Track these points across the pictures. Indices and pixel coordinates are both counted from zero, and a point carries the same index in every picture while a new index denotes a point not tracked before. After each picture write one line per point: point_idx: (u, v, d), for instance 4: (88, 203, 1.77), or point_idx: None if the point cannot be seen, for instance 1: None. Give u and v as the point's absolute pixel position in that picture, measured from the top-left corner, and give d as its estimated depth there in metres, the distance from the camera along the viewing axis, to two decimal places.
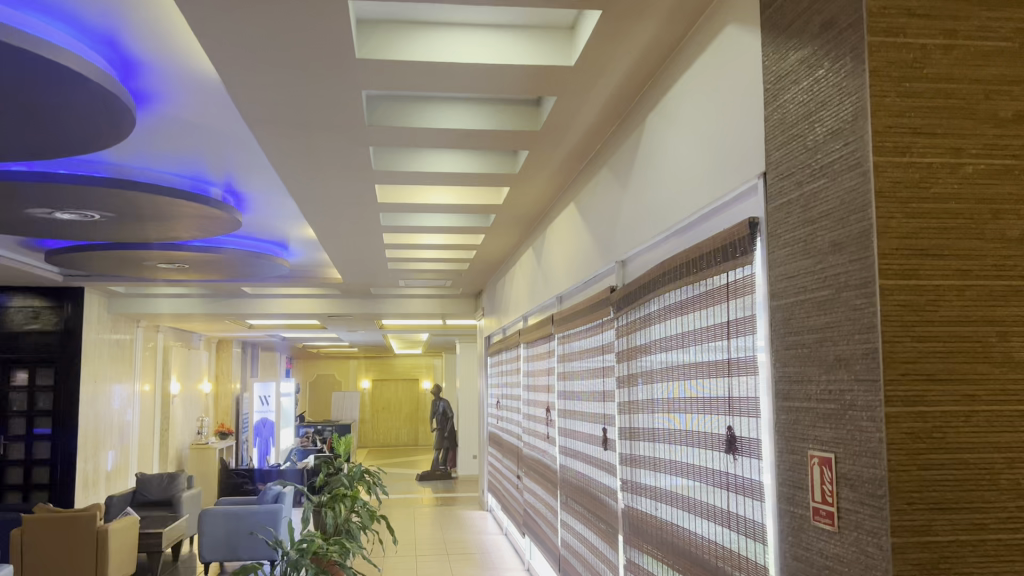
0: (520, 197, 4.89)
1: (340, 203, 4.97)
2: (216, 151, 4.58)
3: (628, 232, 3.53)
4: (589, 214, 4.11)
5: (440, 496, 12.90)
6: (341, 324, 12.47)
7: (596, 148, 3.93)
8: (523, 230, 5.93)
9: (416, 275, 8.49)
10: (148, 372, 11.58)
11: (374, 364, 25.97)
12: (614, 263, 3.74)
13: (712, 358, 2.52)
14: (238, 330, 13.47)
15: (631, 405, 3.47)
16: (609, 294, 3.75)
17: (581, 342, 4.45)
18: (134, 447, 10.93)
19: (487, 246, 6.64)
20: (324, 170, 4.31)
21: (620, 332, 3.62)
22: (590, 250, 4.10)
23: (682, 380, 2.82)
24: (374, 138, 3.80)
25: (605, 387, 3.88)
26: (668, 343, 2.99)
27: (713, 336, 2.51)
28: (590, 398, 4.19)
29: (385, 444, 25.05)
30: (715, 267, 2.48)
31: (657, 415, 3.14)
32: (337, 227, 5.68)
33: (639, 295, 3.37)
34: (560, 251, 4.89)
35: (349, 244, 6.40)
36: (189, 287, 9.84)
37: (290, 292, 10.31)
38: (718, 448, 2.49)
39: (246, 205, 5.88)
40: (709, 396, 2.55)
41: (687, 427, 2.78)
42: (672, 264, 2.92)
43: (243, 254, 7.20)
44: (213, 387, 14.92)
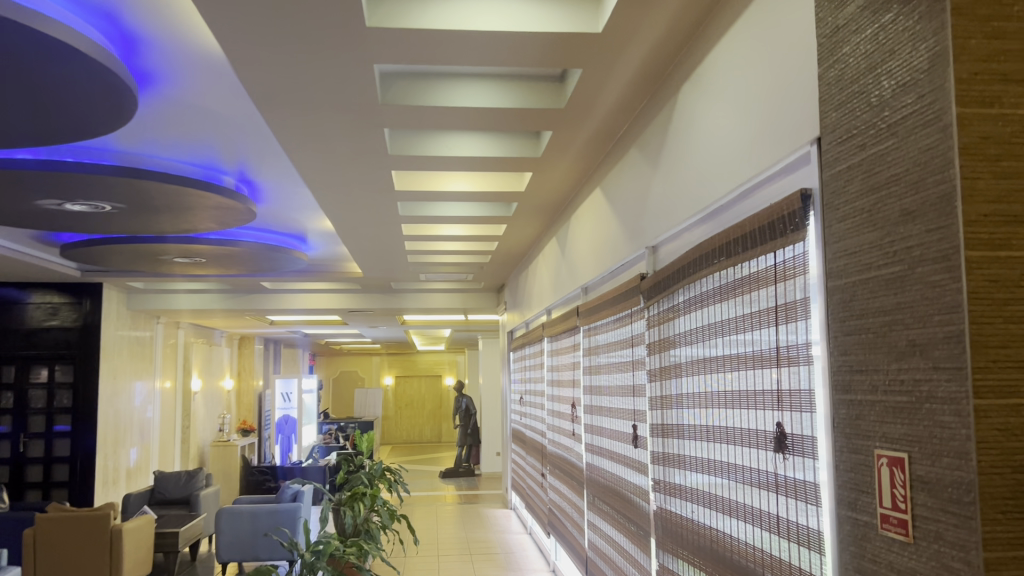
0: (542, 184, 4.67)
1: (355, 191, 4.78)
2: (226, 137, 4.41)
3: (659, 215, 3.30)
4: (617, 199, 3.88)
5: (463, 494, 12.72)
6: (363, 320, 12.33)
7: (623, 128, 3.70)
8: (547, 220, 5.70)
9: (437, 268, 8.30)
10: (168, 368, 11.50)
11: (396, 360, 25.87)
12: (644, 248, 3.50)
13: (758, 348, 2.28)
14: (259, 326, 13.35)
15: (664, 400, 3.25)
16: (638, 282, 3.52)
17: (608, 335, 4.23)
18: (155, 445, 10.85)
19: (509, 237, 6.44)
20: (338, 155, 4.11)
21: (652, 323, 3.39)
22: (618, 236, 3.86)
23: (722, 372, 2.59)
24: (388, 120, 3.60)
25: (635, 382, 3.66)
26: (705, 333, 2.76)
27: (758, 325, 2.28)
28: (618, 393, 3.96)
29: (409, 440, 24.96)
30: (760, 248, 2.25)
31: (693, 411, 2.91)
32: (354, 217, 5.49)
33: (673, 282, 3.13)
34: (586, 241, 4.66)
35: (366, 236, 6.21)
36: (209, 282, 9.71)
37: (312, 287, 10.14)
38: (764, 448, 2.26)
39: (261, 196, 5.71)
40: (754, 390, 2.32)
41: (727, 425, 2.55)
42: (709, 248, 2.69)
43: (259, 247, 7.04)
44: (235, 383, 14.84)
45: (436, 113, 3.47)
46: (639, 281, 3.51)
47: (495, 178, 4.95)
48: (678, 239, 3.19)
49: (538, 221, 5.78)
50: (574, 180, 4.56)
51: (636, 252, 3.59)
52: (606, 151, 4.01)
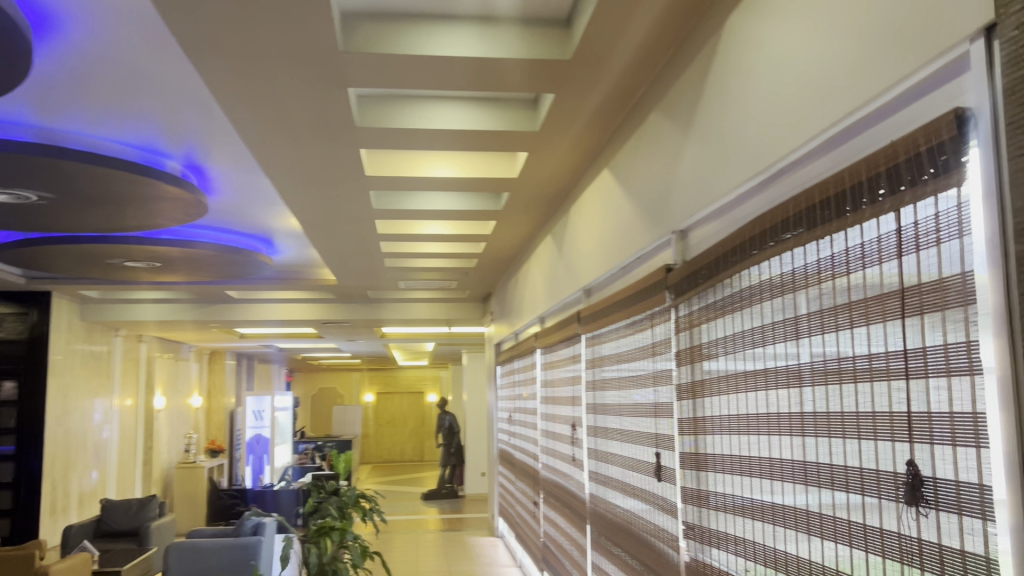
0: (538, 167, 4.00)
1: (319, 175, 4.10)
2: (163, 103, 3.71)
3: (690, 190, 2.64)
4: (631, 180, 3.22)
5: (446, 519, 11.96)
6: (340, 332, 11.60)
7: (640, 91, 3.06)
8: (542, 215, 5.03)
9: (418, 274, 7.61)
10: (129, 384, 10.70)
11: (377, 376, 25.11)
12: (669, 233, 2.83)
13: (862, 354, 1.61)
14: (230, 339, 12.57)
15: (697, 424, 2.58)
16: (663, 275, 2.85)
17: (619, 345, 3.56)
18: (112, 468, 10.02)
19: (498, 236, 5.76)
20: (296, 126, 3.43)
21: (682, 326, 2.71)
22: (632, 223, 3.19)
23: (796, 389, 1.91)
24: (354, 76, 2.93)
25: (657, 401, 2.98)
26: (765, 336, 2.08)
27: (863, 322, 1.61)
28: (634, 414, 3.29)
29: (390, 459, 24.18)
30: (868, 208, 1.59)
31: (744, 439, 2.22)
32: (321, 210, 4.78)
33: (711, 273, 2.47)
34: (589, 235, 4.00)
35: (337, 234, 5.50)
36: (171, 290, 8.95)
37: (283, 296, 9.39)
38: (868, 497, 1.58)
39: (213, 187, 5.00)
40: (852, 413, 1.65)
41: (802, 458, 1.87)
42: (772, 220, 2.02)
43: (219, 249, 6.31)
44: (204, 401, 14.01)
45: (412, 65, 2.81)
46: (663, 275, 2.83)
47: (484, 161, 4.25)
48: (717, 219, 2.53)
49: (532, 217, 5.11)
50: (576, 162, 3.90)
51: (659, 240, 2.92)
52: (619, 120, 3.34)
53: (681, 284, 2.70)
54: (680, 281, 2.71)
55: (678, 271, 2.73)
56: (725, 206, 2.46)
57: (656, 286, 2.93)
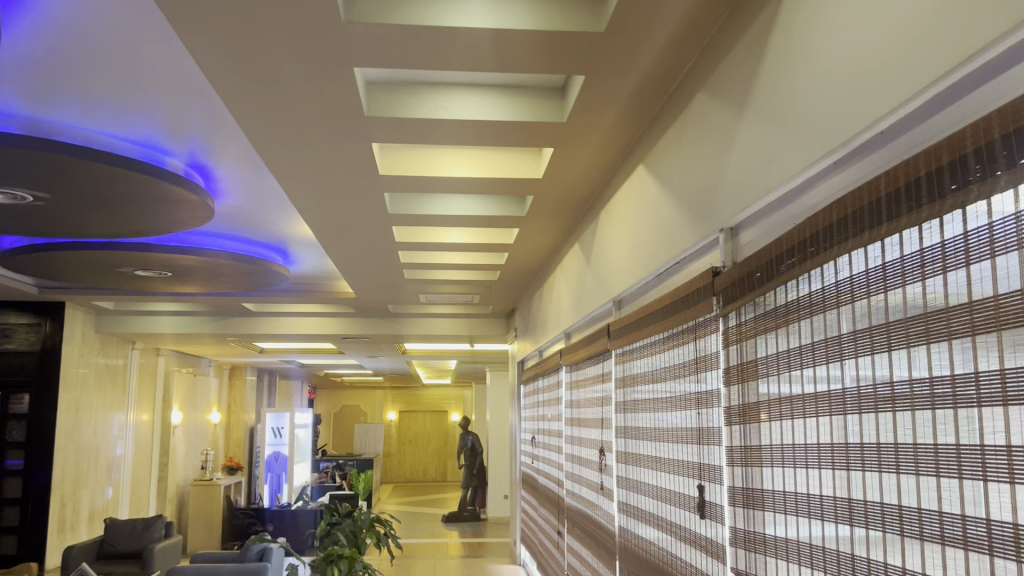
0: (565, 166, 3.65)
1: (328, 173, 3.79)
2: (158, 89, 3.42)
3: (741, 180, 2.29)
4: (671, 174, 2.85)
5: (468, 543, 11.56)
6: (360, 348, 11.30)
7: (682, 75, 2.72)
8: (569, 222, 4.68)
9: (439, 286, 7.29)
10: (146, 399, 10.47)
11: (401, 395, 24.85)
12: (715, 231, 2.47)
13: (964, 373, 1.31)
14: (249, 355, 12.33)
15: (749, 455, 2.19)
16: (707, 279, 2.48)
17: (654, 362, 3.19)
18: (126, 485, 9.75)
19: (522, 247, 5.42)
20: (299, 114, 3.12)
21: (730, 340, 2.34)
22: (672, 222, 2.82)
23: (886, 414, 1.53)
24: (359, 54, 2.61)
25: (700, 426, 2.60)
26: (841, 346, 1.71)
27: (970, 335, 1.30)
28: (673, 440, 2.90)
29: (412, 479, 23.85)
30: (1003, 178, 1.24)
31: (811, 472, 1.84)
32: (333, 213, 4.47)
33: (767, 275, 2.10)
34: (620, 241, 3.64)
35: (351, 242, 5.18)
36: (188, 302, 8.70)
37: (302, 309, 9.11)
38: (974, 556, 1.27)
39: (220, 190, 4.70)
40: (951, 448, 1.34)
41: (881, 501, 1.54)
42: (854, 202, 1.67)
43: (231, 258, 6.03)
44: (223, 417, 13.78)
45: (427, 39, 2.49)
46: (709, 279, 2.46)
47: (507, 159, 3.88)
48: (777, 211, 2.18)
49: (558, 225, 4.76)
50: (608, 159, 3.55)
51: (703, 240, 2.55)
52: (658, 110, 3.00)
53: (730, 290, 2.33)
54: (729, 286, 2.33)
55: (725, 274, 2.36)
56: (789, 194, 2.11)
57: (699, 293, 2.55)
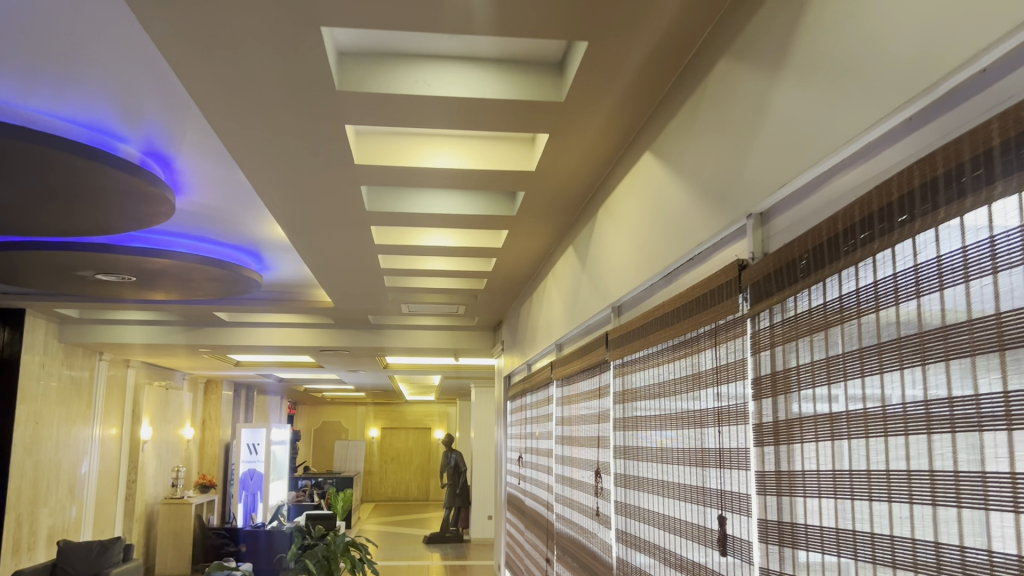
0: (562, 155, 3.29)
1: (299, 161, 3.41)
2: (106, 59, 3.04)
3: (775, 155, 1.92)
4: (687, 157, 2.47)
5: (450, 566, 11.12)
6: (340, 362, 10.88)
7: (701, 40, 2.37)
8: (563, 222, 4.32)
9: (422, 296, 6.91)
10: (114, 413, 10.00)
11: (383, 411, 24.38)
12: (743, 216, 2.08)
13: None
14: (224, 368, 11.89)
15: (786, 482, 1.79)
16: (730, 273, 2.10)
17: (661, 374, 2.79)
18: (90, 503, 9.24)
19: (511, 252, 5.06)
20: (263, 88, 2.75)
21: (762, 345, 1.94)
22: (688, 211, 2.43)
23: (998, 434, 1.14)
24: (329, 11, 2.25)
25: (720, 447, 2.21)
26: (922, 346, 1.31)
27: None
28: (686, 463, 2.50)
29: (394, 498, 23.37)
30: None
31: (875, 507, 1.44)
32: (306, 210, 4.09)
33: (810, 265, 1.72)
34: (621, 239, 3.26)
35: (327, 243, 4.80)
36: (157, 311, 8.27)
37: (278, 320, 8.70)
38: None
39: (181, 183, 4.30)
40: None
41: (982, 549, 1.16)
42: (939, 163, 1.29)
43: (198, 261, 5.63)
44: (197, 433, 13.28)
45: None
46: (735, 274, 2.07)
47: (497, 150, 3.52)
48: (826, 185, 1.78)
49: (551, 226, 4.40)
50: (609, 147, 3.20)
51: (725, 228, 2.16)
52: (671, 82, 2.63)
53: (766, 284, 1.93)
54: (764, 280, 1.94)
55: (756, 266, 1.97)
56: (842, 164, 1.72)
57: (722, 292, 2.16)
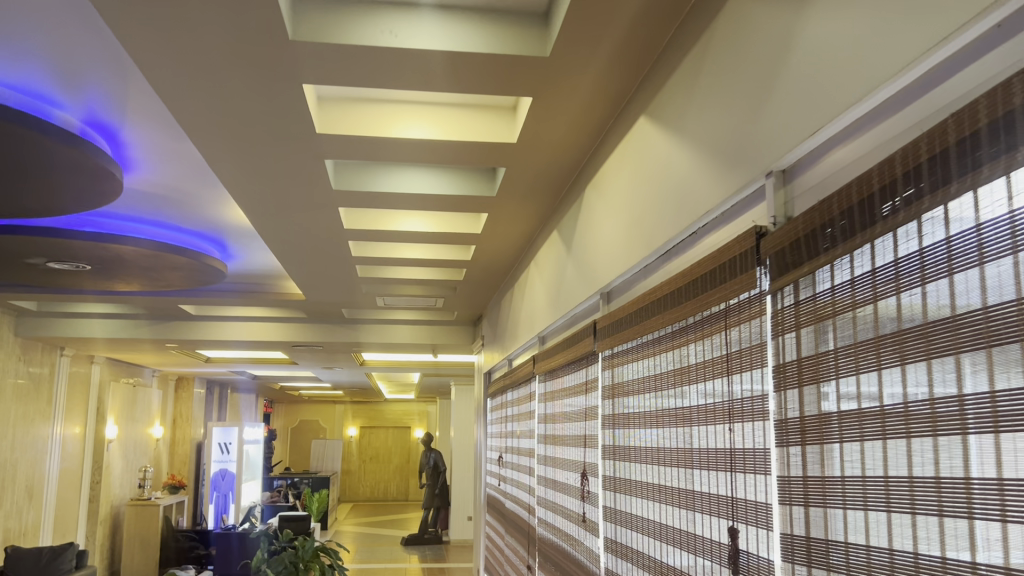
0: (547, 121, 2.95)
1: (256, 129, 3.07)
2: (35, 8, 2.68)
3: (803, 95, 1.60)
4: (694, 111, 2.13)
5: (428, 569, 10.80)
6: (314, 358, 10.52)
7: None
8: (547, 204, 3.99)
9: (398, 287, 6.57)
10: (76, 411, 9.57)
11: (362, 410, 23.98)
12: (763, 173, 1.74)
13: None
14: (195, 364, 11.47)
15: (816, 491, 1.46)
16: (745, 241, 1.77)
17: (657, 366, 2.46)
18: (50, 505, 8.83)
19: (492, 238, 4.74)
20: (207, 39, 2.40)
21: (787, 326, 1.61)
22: (694, 174, 2.09)
23: None
24: None
25: (730, 447, 1.88)
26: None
27: None
28: (687, 466, 2.17)
29: (372, 498, 23.03)
30: None
31: (944, 525, 1.12)
32: (267, 188, 3.75)
33: (852, 224, 1.39)
34: (613, 216, 2.94)
35: (293, 228, 4.45)
36: (120, 304, 7.86)
37: (248, 313, 8.32)
38: None
39: (129, 158, 3.93)
40: None
41: None
42: None
43: (156, 247, 5.25)
44: (167, 432, 12.84)
45: None
46: (753, 243, 1.74)
47: (475, 120, 3.18)
48: (876, 128, 1.44)
49: (533, 208, 4.08)
50: (603, 112, 2.86)
51: (740, 189, 1.83)
52: (676, 26, 2.29)
53: (792, 252, 1.60)
54: (790, 247, 1.61)
55: (779, 231, 1.64)
56: (899, 97, 1.37)
57: (736, 265, 1.83)
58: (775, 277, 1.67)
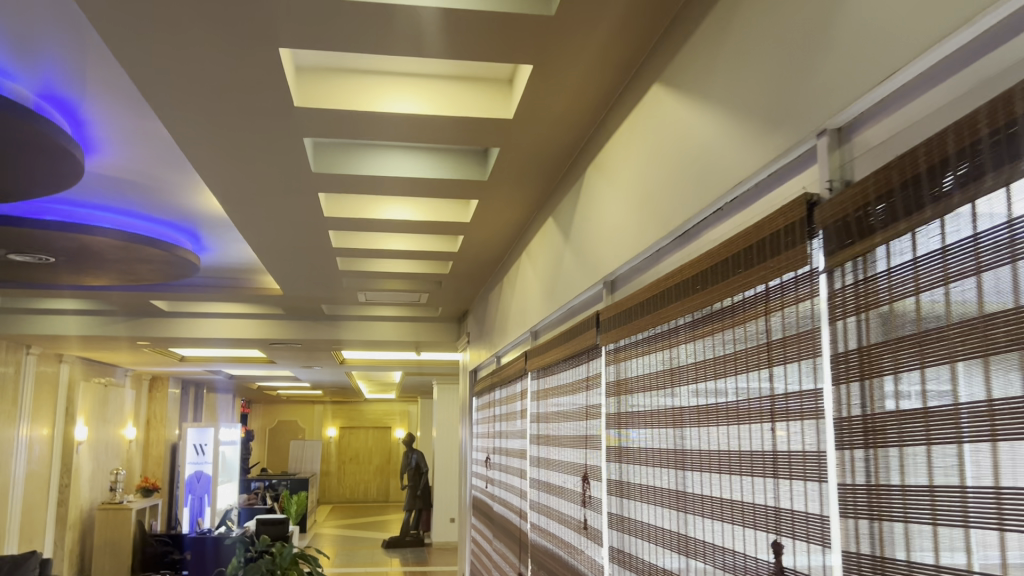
0: (549, 92, 2.70)
1: (228, 102, 2.80)
2: None
3: (866, 35, 1.35)
4: (724, 69, 1.88)
5: (411, 572, 10.55)
6: (292, 357, 10.20)
7: None
8: (542, 189, 3.75)
9: (381, 281, 6.31)
10: (44, 412, 9.20)
11: (341, 410, 23.64)
12: (814, 133, 1.49)
13: None
14: (169, 364, 11.12)
15: (890, 505, 1.22)
16: (795, 209, 1.52)
17: (673, 359, 2.22)
18: (17, 510, 8.47)
19: (481, 227, 4.49)
20: None
21: (852, 307, 1.34)
22: (724, 142, 1.84)
23: None
24: None
25: (770, 450, 1.64)
26: None
27: None
28: (714, 471, 1.92)
29: (352, 499, 22.74)
30: None
31: None
32: (243, 171, 3.48)
33: (941, 182, 1.14)
34: (619, 197, 2.69)
35: (270, 217, 4.19)
36: (89, 300, 7.52)
37: (224, 309, 8.00)
38: None
39: (90, 138, 3.65)
40: None
41: None
42: None
43: (124, 238, 4.95)
44: (140, 433, 12.46)
45: None
46: (802, 212, 1.49)
47: (467, 94, 2.92)
48: (971, 66, 1.19)
49: (527, 193, 3.84)
50: (611, 79, 2.60)
51: (784, 153, 1.58)
52: None
53: (856, 217, 1.34)
54: (854, 213, 1.34)
55: (839, 197, 1.38)
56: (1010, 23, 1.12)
57: (778, 240, 1.59)
58: (832, 250, 1.40)
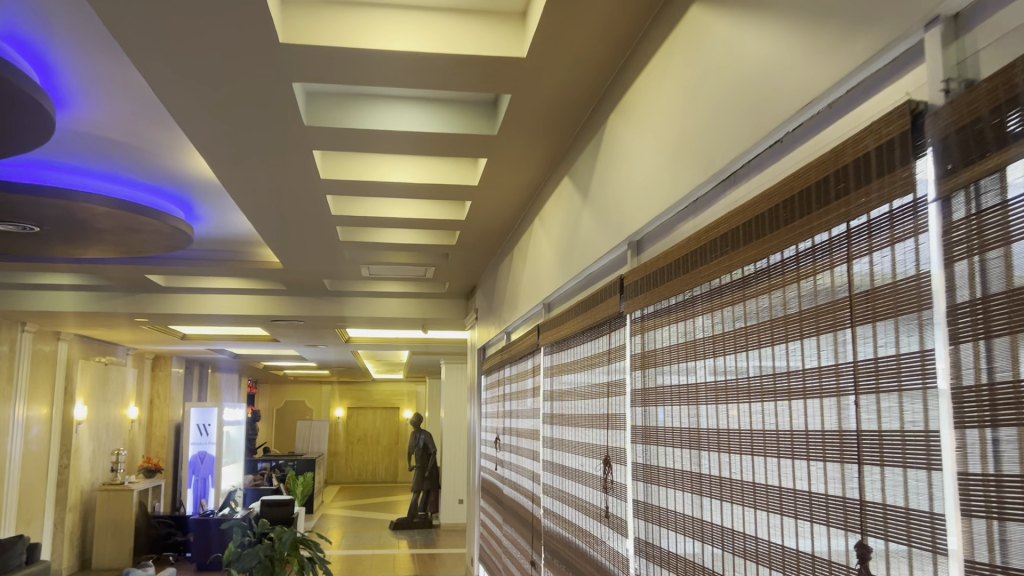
0: (569, 23, 2.36)
1: (206, 39, 2.49)
2: None
3: None
4: None
5: (418, 555, 10.30)
6: (296, 335, 9.92)
7: None
8: (558, 144, 3.43)
9: (385, 253, 6.00)
10: (41, 391, 8.96)
11: (349, 390, 23.45)
12: (922, 24, 1.17)
13: None
14: (170, 342, 10.87)
15: None
16: (895, 123, 1.19)
17: (714, 324, 1.89)
18: (14, 491, 8.25)
19: (490, 191, 4.17)
20: None
21: (987, 242, 1.00)
22: (793, 52, 1.51)
23: None
24: None
25: (846, 431, 1.32)
26: None
27: None
28: (766, 455, 1.59)
29: (360, 480, 22.58)
30: None
31: None
32: (229, 124, 3.16)
33: None
34: (648, 144, 2.37)
35: (263, 179, 3.88)
36: (82, 275, 7.25)
37: (225, 284, 7.72)
38: None
39: (61, 90, 3.34)
40: None
41: None
42: None
43: (111, 204, 4.66)
44: (142, 413, 12.24)
45: None
46: (905, 126, 1.17)
47: (475, 30, 2.59)
48: None
49: (541, 150, 3.51)
50: (643, 0, 2.26)
51: (876, 54, 1.26)
52: None
53: (994, 123, 1.01)
54: (993, 115, 1.01)
55: (966, 98, 1.05)
56: None
57: (868, 168, 1.27)
58: (954, 168, 1.07)
